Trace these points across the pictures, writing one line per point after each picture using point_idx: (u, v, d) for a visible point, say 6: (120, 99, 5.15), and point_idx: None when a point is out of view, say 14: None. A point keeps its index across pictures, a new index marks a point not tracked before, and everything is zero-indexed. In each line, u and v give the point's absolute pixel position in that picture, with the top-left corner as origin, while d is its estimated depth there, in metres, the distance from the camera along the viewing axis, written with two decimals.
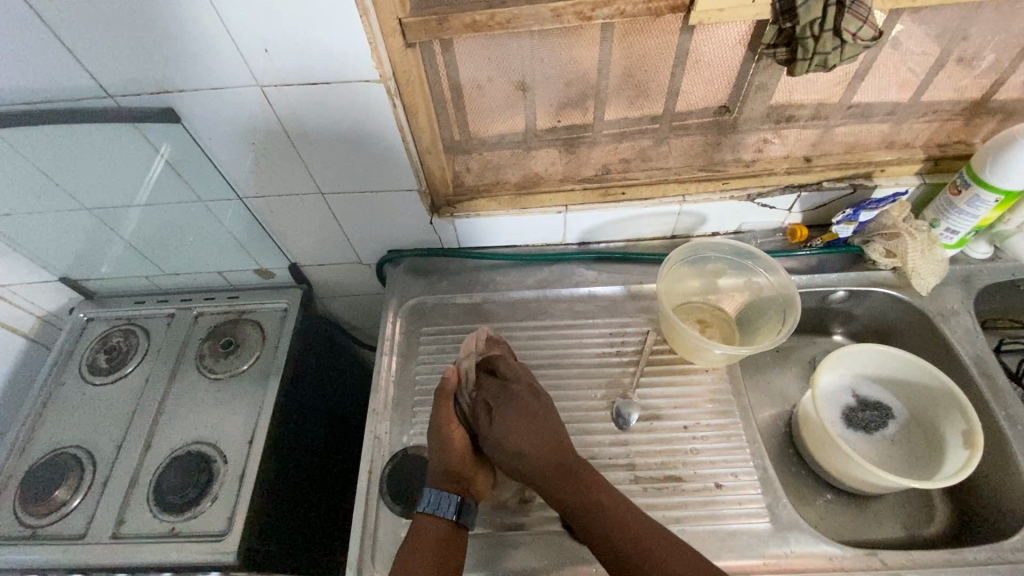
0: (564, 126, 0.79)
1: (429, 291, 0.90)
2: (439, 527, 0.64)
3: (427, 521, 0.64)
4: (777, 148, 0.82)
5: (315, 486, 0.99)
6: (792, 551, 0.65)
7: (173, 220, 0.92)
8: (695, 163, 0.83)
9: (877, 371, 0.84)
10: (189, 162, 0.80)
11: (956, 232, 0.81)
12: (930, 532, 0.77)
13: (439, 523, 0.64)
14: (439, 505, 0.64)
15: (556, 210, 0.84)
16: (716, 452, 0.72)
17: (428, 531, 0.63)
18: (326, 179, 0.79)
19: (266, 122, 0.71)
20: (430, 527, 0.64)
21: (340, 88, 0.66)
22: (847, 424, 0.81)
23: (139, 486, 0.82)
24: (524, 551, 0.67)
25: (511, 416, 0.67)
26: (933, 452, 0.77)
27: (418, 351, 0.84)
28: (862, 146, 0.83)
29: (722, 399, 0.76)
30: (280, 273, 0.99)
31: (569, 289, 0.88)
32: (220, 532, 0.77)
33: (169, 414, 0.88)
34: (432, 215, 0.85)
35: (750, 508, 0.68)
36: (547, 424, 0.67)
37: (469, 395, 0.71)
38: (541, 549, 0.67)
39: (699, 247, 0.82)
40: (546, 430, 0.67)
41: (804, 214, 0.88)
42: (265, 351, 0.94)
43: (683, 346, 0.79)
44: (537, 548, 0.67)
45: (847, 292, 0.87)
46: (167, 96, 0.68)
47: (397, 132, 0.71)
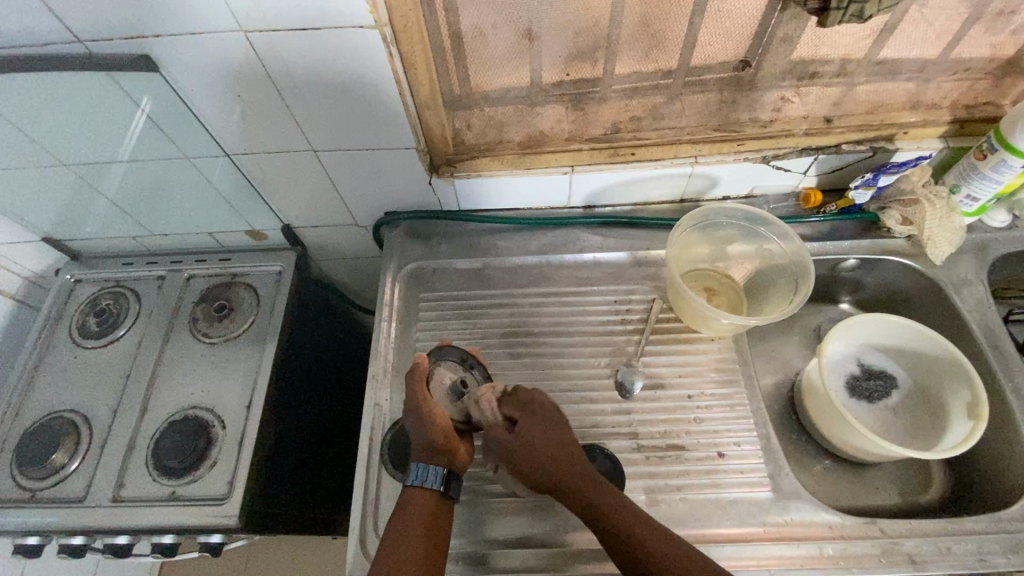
0: (572, 80, 0.74)
1: (428, 257, 0.87)
2: (428, 498, 0.63)
3: (415, 494, 0.63)
4: (796, 107, 0.78)
5: (315, 450, 0.99)
6: (793, 519, 0.65)
7: (156, 178, 0.87)
8: (709, 122, 0.78)
9: (884, 340, 0.82)
10: (170, 115, 0.74)
11: (977, 199, 0.77)
12: (925, 500, 0.78)
13: (426, 496, 0.63)
14: (427, 477, 0.63)
15: (562, 171, 0.80)
16: (720, 422, 0.71)
17: (416, 505, 0.62)
18: (318, 135, 0.74)
19: (251, 71, 0.65)
20: (417, 500, 0.63)
21: (329, 35, 0.60)
22: (850, 395, 0.81)
23: (137, 450, 0.81)
24: (522, 518, 0.67)
25: (533, 427, 0.64)
26: (935, 422, 0.77)
27: (417, 318, 0.82)
28: (886, 106, 0.78)
29: (727, 368, 0.75)
30: (273, 234, 0.96)
31: (573, 255, 0.85)
32: (222, 496, 0.77)
33: (164, 378, 0.87)
34: (430, 175, 0.80)
35: (752, 477, 0.67)
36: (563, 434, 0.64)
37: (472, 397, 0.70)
38: (539, 516, 0.67)
39: (710, 212, 0.78)
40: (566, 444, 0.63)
41: (819, 178, 0.84)
42: (259, 315, 0.91)
43: (691, 315, 0.77)
44: (535, 515, 0.67)
45: (859, 260, 0.84)
46: (143, 42, 0.63)
47: (393, 84, 0.66)
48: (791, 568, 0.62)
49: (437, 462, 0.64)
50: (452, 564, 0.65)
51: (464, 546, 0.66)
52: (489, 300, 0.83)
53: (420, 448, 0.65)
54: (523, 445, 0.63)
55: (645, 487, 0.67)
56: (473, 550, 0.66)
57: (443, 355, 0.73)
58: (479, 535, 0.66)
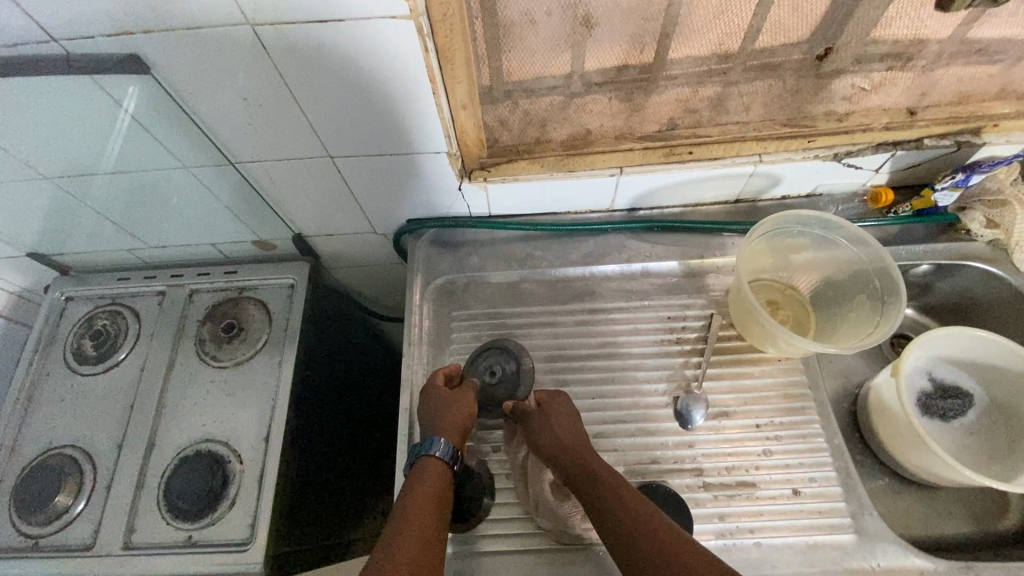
0: (625, 70, 0.65)
1: (458, 269, 0.79)
2: (437, 474, 0.59)
3: (423, 468, 0.59)
4: (876, 98, 0.69)
5: (342, 475, 0.92)
6: (880, 565, 0.59)
7: (152, 187, 0.77)
8: (777, 116, 0.69)
9: (961, 355, 0.75)
10: (166, 121, 0.65)
11: None
12: (999, 527, 0.72)
13: (435, 469, 0.59)
14: (439, 447, 0.60)
15: (609, 173, 0.71)
16: (793, 455, 0.65)
17: (424, 480, 0.58)
18: (335, 139, 0.65)
19: (260, 70, 0.56)
20: (426, 475, 0.58)
21: (353, 28, 0.51)
22: (922, 413, 0.75)
23: (147, 490, 0.74)
24: (529, 569, 0.61)
25: (555, 408, 0.63)
26: (1016, 443, 0.71)
27: (450, 340, 0.74)
28: (976, 96, 0.69)
29: (797, 393, 0.68)
30: (283, 244, 0.87)
31: (618, 266, 0.77)
32: (243, 540, 0.70)
33: (171, 408, 0.79)
34: (462, 180, 0.71)
35: (832, 518, 0.61)
36: (576, 423, 0.63)
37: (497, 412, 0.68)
38: (552, 567, 0.61)
39: (779, 220, 0.69)
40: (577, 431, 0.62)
41: (892, 175, 0.76)
42: (272, 334, 0.83)
43: (755, 334, 0.70)
44: (545, 568, 0.61)
45: (933, 266, 0.77)
46: (131, 40, 0.53)
47: (425, 82, 0.57)
48: None
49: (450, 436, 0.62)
50: None
51: None
52: (530, 318, 0.75)
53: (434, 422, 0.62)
54: (543, 420, 0.62)
55: (716, 532, 0.61)
56: None
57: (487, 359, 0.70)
58: None
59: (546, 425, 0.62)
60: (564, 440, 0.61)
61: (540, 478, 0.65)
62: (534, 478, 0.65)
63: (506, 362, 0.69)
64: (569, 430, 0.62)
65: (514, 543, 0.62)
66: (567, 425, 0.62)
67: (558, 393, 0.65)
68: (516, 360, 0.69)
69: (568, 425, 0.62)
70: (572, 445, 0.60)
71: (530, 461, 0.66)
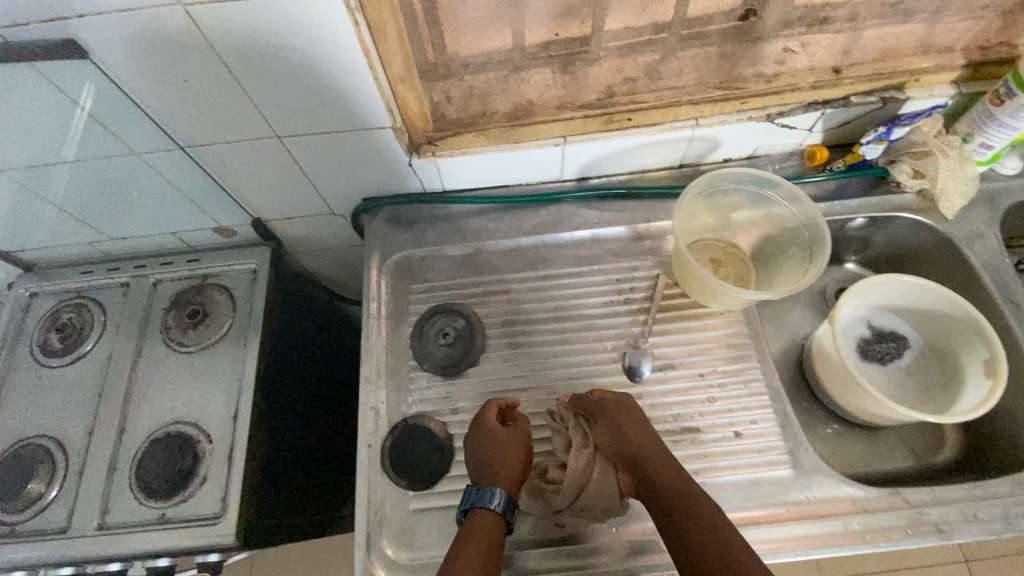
0: (559, 41, 0.67)
1: (415, 245, 0.81)
2: (488, 524, 0.59)
3: (477, 519, 0.59)
4: (801, 59, 0.72)
5: (315, 454, 0.95)
6: (814, 496, 0.63)
7: (108, 177, 0.78)
8: (709, 80, 0.72)
9: (901, 302, 0.79)
10: (112, 109, 0.66)
11: (991, 147, 0.74)
12: (937, 460, 0.77)
13: (486, 520, 0.59)
14: (493, 499, 0.60)
15: (553, 142, 0.73)
16: (734, 400, 0.69)
17: (476, 531, 0.58)
18: (281, 119, 0.66)
19: (197, 51, 0.57)
20: (478, 526, 0.58)
21: (283, 5, 0.52)
22: (862, 358, 0.79)
23: (120, 473, 0.76)
24: None
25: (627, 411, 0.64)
26: (949, 380, 0.76)
27: (407, 312, 0.76)
28: (896, 53, 0.72)
29: (739, 343, 0.72)
30: (244, 230, 0.88)
31: (569, 233, 0.80)
32: (215, 514, 0.73)
33: (141, 393, 0.81)
34: (411, 156, 0.73)
35: (771, 456, 0.65)
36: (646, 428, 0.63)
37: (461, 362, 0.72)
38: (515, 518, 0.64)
39: (716, 178, 0.73)
40: (648, 436, 0.62)
41: (825, 134, 0.79)
42: (237, 318, 0.85)
43: (697, 290, 0.73)
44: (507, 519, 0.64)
45: (867, 219, 0.81)
46: (64, 24, 0.54)
47: (359, 55, 0.58)
48: (816, 547, 0.60)
49: (501, 481, 0.61)
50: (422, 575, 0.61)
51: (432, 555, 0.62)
52: (485, 288, 0.77)
53: (484, 466, 0.62)
54: (620, 422, 0.63)
55: None
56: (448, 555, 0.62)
57: (436, 320, 0.74)
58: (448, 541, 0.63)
59: (627, 427, 0.63)
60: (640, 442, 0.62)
61: (610, 486, 0.62)
62: (599, 485, 0.62)
63: (455, 321, 0.74)
64: (644, 435, 0.62)
65: None
66: (641, 431, 0.63)
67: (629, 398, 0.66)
68: (464, 316, 0.74)
69: (640, 428, 0.63)
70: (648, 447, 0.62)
71: (597, 469, 0.63)
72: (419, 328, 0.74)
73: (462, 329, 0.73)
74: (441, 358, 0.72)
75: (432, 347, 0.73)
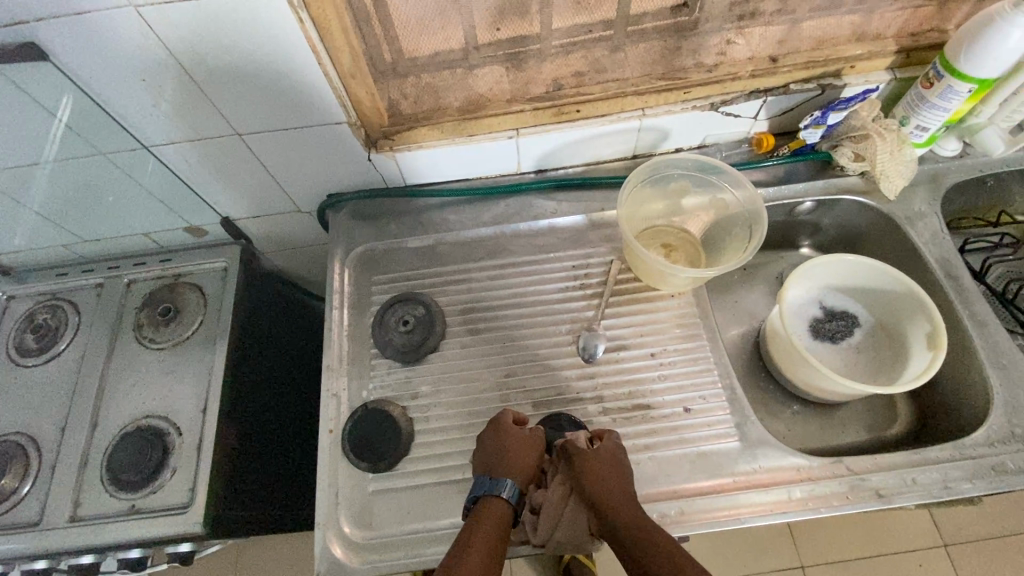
0: (505, 37, 0.70)
1: (378, 237, 0.83)
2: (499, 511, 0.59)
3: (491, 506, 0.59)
4: (740, 49, 0.75)
5: (286, 449, 0.96)
6: (760, 466, 0.65)
7: (79, 180, 0.81)
8: (653, 72, 0.75)
9: (850, 281, 0.82)
10: (76, 111, 0.69)
11: (926, 129, 0.76)
12: (890, 434, 0.78)
13: (499, 508, 0.59)
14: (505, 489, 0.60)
15: (506, 135, 0.77)
16: (685, 377, 0.71)
17: (489, 516, 0.58)
18: (240, 117, 0.69)
19: (152, 52, 0.60)
20: (490, 512, 0.59)
21: (229, 4, 0.55)
22: (813, 337, 0.81)
23: (92, 467, 0.78)
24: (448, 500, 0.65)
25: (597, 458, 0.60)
26: (898, 354, 0.78)
27: (370, 302, 0.79)
28: (831, 40, 0.75)
29: (690, 323, 0.75)
30: (214, 230, 0.91)
31: (527, 223, 0.83)
32: (183, 504, 0.74)
33: (113, 389, 0.83)
34: (369, 151, 0.76)
35: (719, 429, 0.67)
36: (620, 477, 0.60)
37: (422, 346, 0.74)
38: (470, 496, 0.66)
39: (660, 164, 0.76)
40: (618, 486, 0.59)
41: (771, 121, 0.82)
42: (208, 314, 0.87)
43: (647, 273, 0.76)
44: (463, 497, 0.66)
45: (815, 202, 0.83)
46: (24, 28, 0.57)
47: (307, 51, 0.61)
48: (761, 514, 0.62)
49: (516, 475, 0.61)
50: (380, 551, 0.63)
51: (389, 533, 0.64)
52: (445, 277, 0.80)
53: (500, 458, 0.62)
54: (588, 472, 0.59)
55: None
56: (405, 535, 0.64)
57: (397, 309, 0.76)
58: (405, 520, 0.65)
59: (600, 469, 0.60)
60: (609, 493, 0.58)
61: (579, 526, 0.60)
62: (571, 522, 0.61)
63: (414, 309, 0.76)
64: (613, 486, 0.59)
65: (431, 477, 0.67)
66: (613, 474, 0.60)
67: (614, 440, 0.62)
68: (423, 304, 0.76)
69: (611, 476, 0.59)
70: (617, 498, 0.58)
71: (568, 507, 0.61)
72: (380, 319, 0.76)
73: (422, 315, 0.75)
74: (401, 344, 0.74)
75: (392, 335, 0.75)
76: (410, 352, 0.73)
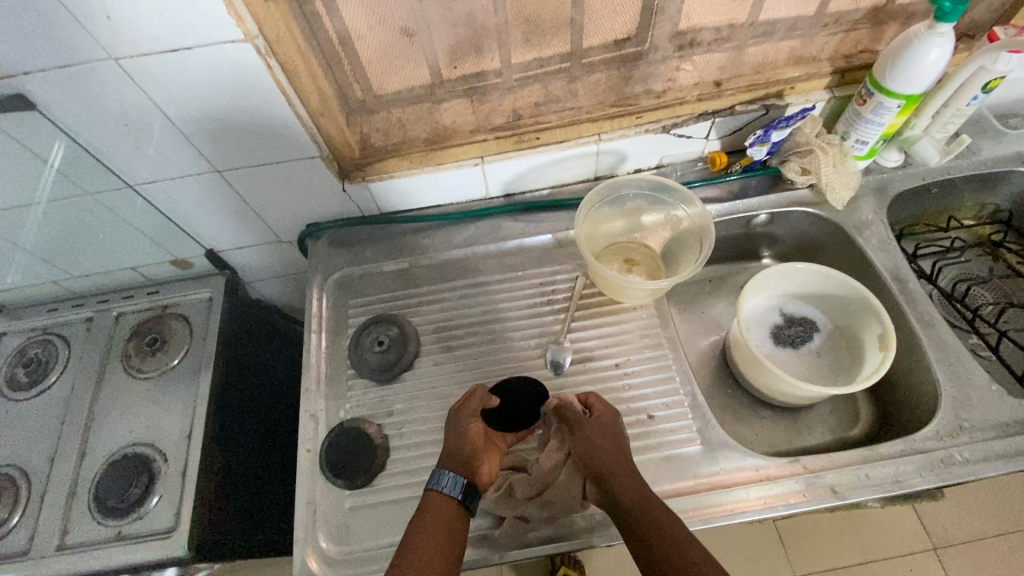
0: (464, 73, 0.75)
1: (354, 263, 0.87)
2: (443, 506, 0.59)
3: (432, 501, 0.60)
4: (687, 75, 0.80)
5: (268, 474, 0.98)
6: (721, 468, 0.67)
7: (68, 219, 0.85)
8: (606, 100, 0.80)
9: (805, 288, 0.86)
10: (66, 156, 0.73)
11: (866, 142, 0.81)
12: (851, 435, 0.81)
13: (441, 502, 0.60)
14: (445, 483, 0.60)
15: (472, 163, 0.81)
16: (649, 385, 0.74)
17: (431, 511, 0.59)
18: (219, 155, 0.74)
19: (134, 99, 0.65)
20: (433, 507, 0.59)
21: (202, 53, 0.60)
22: (775, 343, 0.85)
23: (79, 495, 0.80)
24: None
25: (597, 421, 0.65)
26: (854, 356, 0.81)
27: (346, 324, 0.83)
28: (772, 65, 0.81)
29: (652, 333, 0.78)
30: (199, 262, 0.94)
31: (496, 245, 0.87)
32: (168, 528, 0.76)
33: (101, 419, 0.85)
34: (343, 182, 0.81)
35: (681, 434, 0.70)
36: (617, 439, 0.64)
37: (404, 362, 0.77)
38: None
39: (616, 185, 0.81)
40: (615, 447, 0.63)
41: (722, 141, 0.87)
42: (193, 344, 0.90)
43: (610, 287, 0.80)
44: None
45: (769, 215, 0.88)
46: (14, 82, 0.61)
47: (277, 94, 0.66)
48: (722, 514, 0.64)
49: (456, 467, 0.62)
50: (355, 566, 0.65)
51: (366, 548, 0.66)
52: (419, 299, 0.84)
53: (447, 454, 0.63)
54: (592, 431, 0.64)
55: None
56: (381, 551, 0.66)
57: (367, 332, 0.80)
58: (380, 535, 0.67)
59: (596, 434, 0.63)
60: (608, 451, 0.62)
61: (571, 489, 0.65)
62: (564, 486, 0.65)
63: (389, 330, 0.80)
64: (610, 445, 0.63)
65: (405, 491, 0.69)
66: (610, 437, 0.63)
67: (612, 412, 0.66)
68: (397, 325, 0.80)
69: (609, 438, 0.63)
70: (614, 457, 0.62)
71: (563, 471, 0.66)
72: (355, 345, 0.80)
73: (398, 334, 0.79)
74: (379, 364, 0.77)
75: (368, 355, 0.78)
76: (391, 370, 0.77)
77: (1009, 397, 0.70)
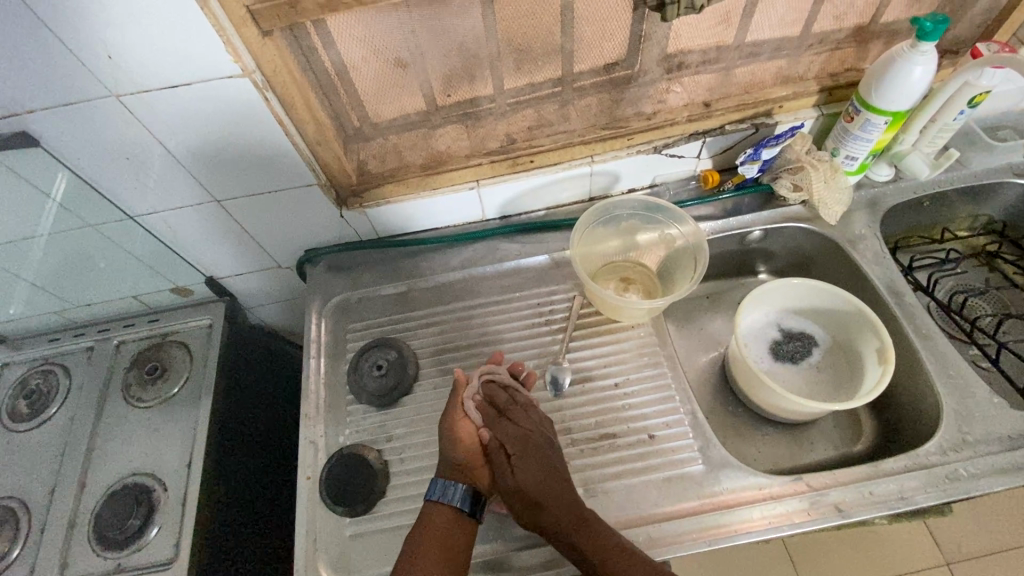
0: (457, 100, 0.77)
1: (353, 287, 0.88)
2: (445, 514, 0.63)
3: (436, 508, 0.64)
4: (677, 97, 0.81)
5: (267, 501, 0.98)
6: (724, 488, 0.67)
7: (70, 249, 0.86)
8: (598, 122, 0.81)
9: (801, 303, 0.86)
10: (67, 190, 0.74)
11: (856, 158, 0.82)
12: (855, 450, 0.81)
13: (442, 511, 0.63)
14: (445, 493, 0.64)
15: (467, 186, 0.83)
16: (648, 405, 0.74)
17: (434, 517, 0.63)
18: (218, 186, 0.75)
19: (133, 133, 0.66)
20: (436, 515, 0.63)
21: (201, 89, 0.62)
22: (774, 359, 0.85)
23: (79, 528, 0.79)
24: None
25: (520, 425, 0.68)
26: (854, 370, 0.81)
27: (345, 349, 0.83)
28: (760, 85, 0.82)
29: (650, 352, 0.78)
30: (199, 289, 0.95)
31: (494, 266, 0.88)
32: (167, 560, 0.76)
33: (101, 449, 0.85)
34: (340, 208, 0.82)
35: (682, 454, 0.70)
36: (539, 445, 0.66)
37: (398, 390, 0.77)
38: None
39: (610, 206, 0.82)
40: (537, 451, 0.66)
41: (714, 159, 0.88)
42: (193, 371, 0.91)
43: (607, 306, 0.80)
44: None
45: (763, 231, 0.89)
46: (17, 119, 0.63)
47: (275, 125, 0.68)
48: (726, 535, 0.64)
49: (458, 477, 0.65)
50: None
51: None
52: (417, 322, 0.84)
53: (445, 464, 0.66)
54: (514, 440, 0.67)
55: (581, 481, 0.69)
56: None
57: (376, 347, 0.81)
58: (382, 563, 0.66)
59: (513, 437, 0.67)
60: (532, 457, 0.65)
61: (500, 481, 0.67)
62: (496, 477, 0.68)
63: (387, 352, 0.80)
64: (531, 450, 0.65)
65: (405, 518, 0.69)
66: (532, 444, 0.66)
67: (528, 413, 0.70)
68: (395, 347, 0.80)
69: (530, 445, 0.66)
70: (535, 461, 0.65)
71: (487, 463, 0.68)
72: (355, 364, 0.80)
73: (395, 358, 0.79)
74: (377, 389, 0.77)
75: (367, 380, 0.78)
76: (386, 395, 0.76)
77: (1011, 410, 0.69)
